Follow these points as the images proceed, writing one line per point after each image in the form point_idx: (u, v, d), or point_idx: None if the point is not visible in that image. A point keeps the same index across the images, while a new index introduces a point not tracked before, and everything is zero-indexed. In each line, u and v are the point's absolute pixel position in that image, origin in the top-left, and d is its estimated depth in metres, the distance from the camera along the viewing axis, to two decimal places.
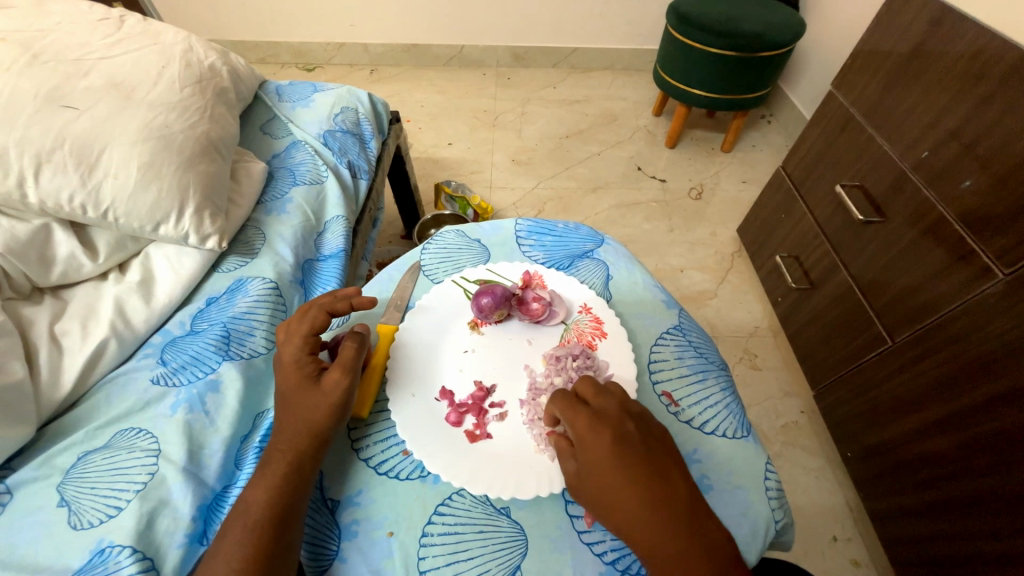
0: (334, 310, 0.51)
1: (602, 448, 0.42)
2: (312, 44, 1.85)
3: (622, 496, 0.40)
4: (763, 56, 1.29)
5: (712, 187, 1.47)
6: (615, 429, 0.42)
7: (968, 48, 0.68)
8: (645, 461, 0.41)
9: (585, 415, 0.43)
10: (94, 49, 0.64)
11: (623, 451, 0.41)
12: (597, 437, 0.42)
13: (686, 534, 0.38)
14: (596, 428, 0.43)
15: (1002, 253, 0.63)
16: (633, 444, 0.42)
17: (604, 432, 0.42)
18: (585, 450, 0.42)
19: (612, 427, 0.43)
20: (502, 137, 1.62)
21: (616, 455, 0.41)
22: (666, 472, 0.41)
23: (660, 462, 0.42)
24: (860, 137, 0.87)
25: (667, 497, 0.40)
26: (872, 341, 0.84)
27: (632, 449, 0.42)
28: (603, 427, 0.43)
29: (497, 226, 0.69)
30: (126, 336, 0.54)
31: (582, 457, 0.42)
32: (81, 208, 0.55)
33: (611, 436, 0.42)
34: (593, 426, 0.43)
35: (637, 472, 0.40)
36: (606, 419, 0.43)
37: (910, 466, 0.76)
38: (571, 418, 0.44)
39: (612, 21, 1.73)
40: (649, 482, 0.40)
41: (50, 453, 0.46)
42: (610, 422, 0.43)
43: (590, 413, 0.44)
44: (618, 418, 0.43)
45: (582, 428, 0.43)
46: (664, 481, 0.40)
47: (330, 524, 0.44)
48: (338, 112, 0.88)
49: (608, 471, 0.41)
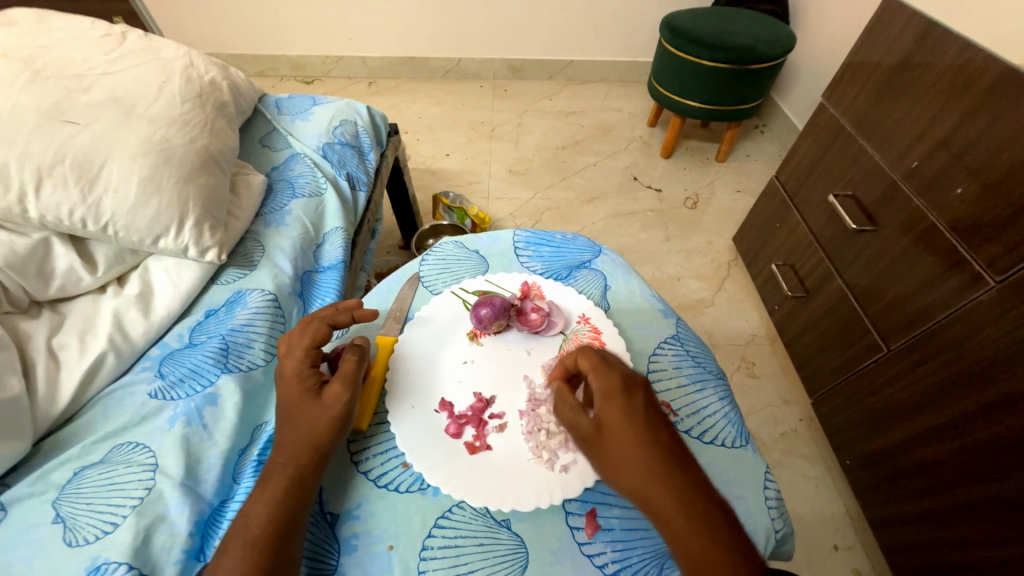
0: (336, 322, 0.51)
1: (625, 409, 0.41)
2: (310, 57, 1.87)
3: (643, 457, 0.39)
4: (755, 68, 1.31)
5: (707, 196, 1.49)
6: (643, 395, 0.43)
7: (953, 60, 0.70)
8: (665, 427, 0.41)
9: (615, 376, 0.43)
10: (95, 65, 0.64)
11: (648, 413, 0.41)
12: (624, 397, 0.42)
13: (709, 505, 0.38)
14: (625, 390, 0.42)
15: (993, 261, 0.64)
16: (657, 414, 0.42)
17: (632, 396, 0.42)
18: (606, 406, 0.42)
19: (639, 391, 0.43)
20: (499, 147, 1.64)
21: (643, 416, 0.41)
22: (682, 440, 0.41)
23: (678, 433, 0.42)
24: (852, 147, 0.89)
25: (686, 465, 0.39)
26: (868, 349, 0.85)
27: (654, 414, 0.42)
28: (628, 391, 0.42)
29: (495, 238, 0.70)
30: (124, 350, 0.54)
31: (602, 416, 0.42)
32: (80, 222, 0.55)
33: (639, 398, 0.42)
34: (622, 387, 0.42)
35: (659, 435, 0.40)
36: (633, 384, 0.43)
37: (908, 473, 0.76)
38: (598, 377, 0.43)
39: (606, 35, 1.76)
40: (671, 448, 0.40)
41: (45, 469, 0.46)
42: (638, 386, 0.43)
43: (620, 374, 0.43)
44: (643, 384, 0.44)
45: (611, 387, 0.42)
46: (682, 449, 0.41)
47: (329, 538, 0.43)
48: (337, 124, 0.89)
49: (630, 434, 0.40)
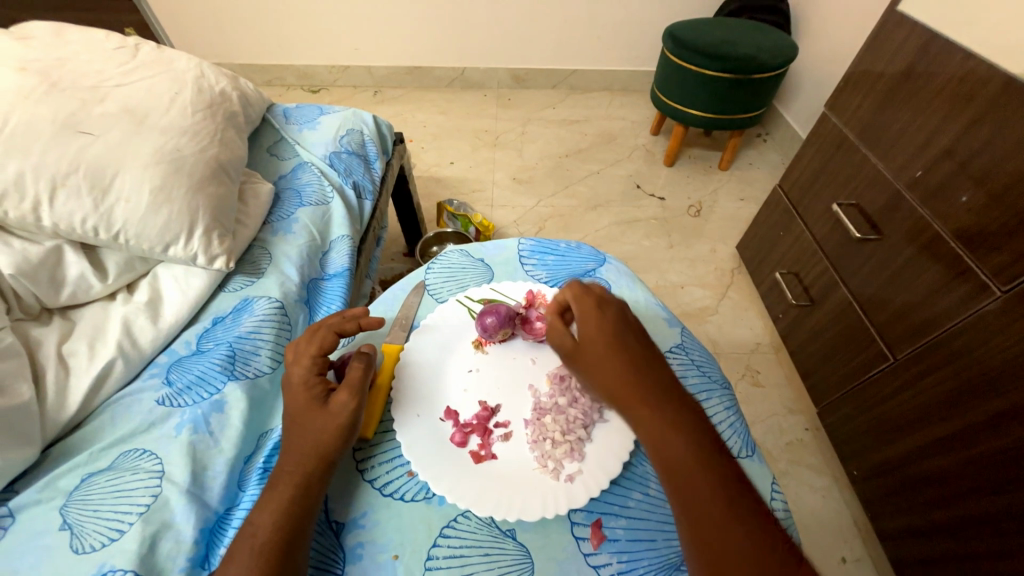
0: (343, 330, 0.51)
1: (600, 323, 0.47)
2: (317, 67, 1.90)
3: (615, 362, 0.44)
4: (757, 77, 1.32)
5: (710, 204, 1.49)
6: (616, 313, 0.48)
7: (956, 71, 0.70)
8: (636, 340, 0.46)
9: (591, 299, 0.48)
10: (109, 77, 0.66)
11: (620, 326, 0.47)
12: (599, 314, 0.47)
13: (673, 400, 0.42)
14: (600, 309, 0.48)
15: (999, 271, 0.64)
16: (630, 327, 0.47)
17: (606, 314, 0.47)
18: (586, 321, 0.47)
19: (613, 310, 0.48)
20: (503, 156, 1.65)
21: (616, 329, 0.46)
22: (652, 351, 0.46)
23: (649, 346, 0.47)
24: (855, 156, 0.89)
25: (654, 370, 0.44)
26: (874, 358, 0.84)
27: (626, 328, 0.47)
28: (604, 309, 0.48)
29: (500, 246, 0.70)
30: (132, 357, 0.55)
31: (583, 331, 0.47)
32: (92, 231, 0.56)
33: (612, 316, 0.47)
34: (597, 307, 0.48)
35: (630, 345, 0.46)
36: (607, 305, 0.48)
37: (917, 484, 0.76)
38: (577, 301, 0.49)
39: (609, 45, 1.78)
40: (640, 354, 0.45)
41: (53, 475, 0.46)
42: (611, 307, 0.48)
43: (595, 298, 0.49)
44: (617, 305, 0.49)
45: (587, 307, 0.48)
46: (651, 357, 0.45)
47: (334, 547, 0.43)
48: (343, 133, 0.91)
49: (606, 342, 0.46)
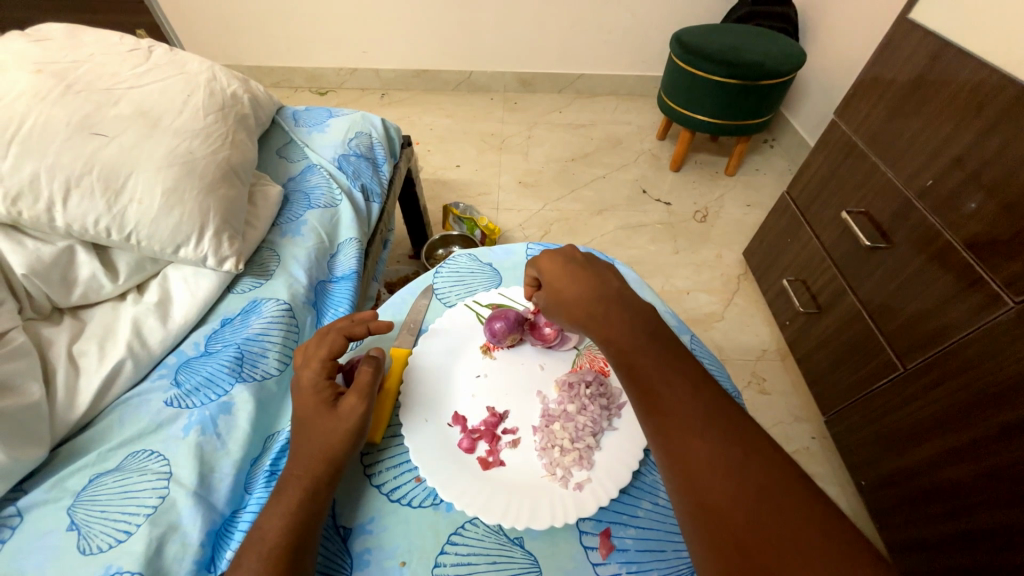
0: (351, 334, 0.51)
1: (555, 268, 0.52)
2: (325, 70, 1.91)
3: (575, 295, 0.50)
4: (765, 83, 1.32)
5: (717, 210, 1.49)
6: (565, 254, 0.53)
7: (968, 80, 0.70)
8: (587, 270, 0.51)
9: (542, 255, 0.54)
10: (123, 79, 0.66)
11: (569, 263, 0.52)
12: (552, 261, 0.52)
13: (624, 312, 0.48)
14: (551, 258, 0.53)
15: (1011, 281, 0.63)
16: (585, 262, 0.52)
17: (558, 258, 0.52)
18: (543, 265, 0.53)
19: (563, 252, 0.53)
20: (509, 159, 1.66)
21: (567, 266, 0.52)
22: (600, 274, 0.51)
23: (598, 272, 0.52)
24: (864, 164, 0.89)
25: (604, 291, 0.49)
26: (883, 367, 0.83)
27: (575, 263, 0.52)
28: (556, 253, 0.53)
29: (508, 251, 0.70)
30: (142, 358, 0.55)
31: (543, 274, 0.52)
32: (105, 232, 0.56)
33: (561, 257, 0.52)
34: (549, 257, 0.53)
35: (583, 276, 0.51)
36: (556, 252, 0.53)
37: (927, 496, 0.75)
38: (534, 264, 0.54)
39: (616, 49, 1.78)
40: (591, 281, 0.50)
41: (61, 475, 0.46)
42: (559, 252, 0.53)
43: (546, 252, 0.54)
44: (566, 248, 0.54)
45: (541, 262, 0.53)
46: (602, 282, 0.50)
47: (340, 552, 0.43)
48: (352, 137, 0.91)
49: (565, 281, 0.51)
